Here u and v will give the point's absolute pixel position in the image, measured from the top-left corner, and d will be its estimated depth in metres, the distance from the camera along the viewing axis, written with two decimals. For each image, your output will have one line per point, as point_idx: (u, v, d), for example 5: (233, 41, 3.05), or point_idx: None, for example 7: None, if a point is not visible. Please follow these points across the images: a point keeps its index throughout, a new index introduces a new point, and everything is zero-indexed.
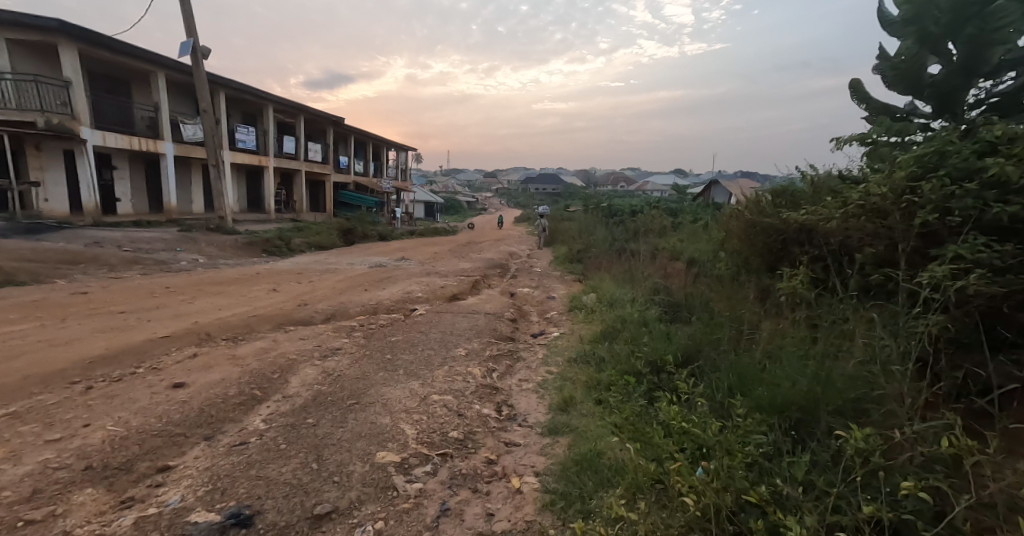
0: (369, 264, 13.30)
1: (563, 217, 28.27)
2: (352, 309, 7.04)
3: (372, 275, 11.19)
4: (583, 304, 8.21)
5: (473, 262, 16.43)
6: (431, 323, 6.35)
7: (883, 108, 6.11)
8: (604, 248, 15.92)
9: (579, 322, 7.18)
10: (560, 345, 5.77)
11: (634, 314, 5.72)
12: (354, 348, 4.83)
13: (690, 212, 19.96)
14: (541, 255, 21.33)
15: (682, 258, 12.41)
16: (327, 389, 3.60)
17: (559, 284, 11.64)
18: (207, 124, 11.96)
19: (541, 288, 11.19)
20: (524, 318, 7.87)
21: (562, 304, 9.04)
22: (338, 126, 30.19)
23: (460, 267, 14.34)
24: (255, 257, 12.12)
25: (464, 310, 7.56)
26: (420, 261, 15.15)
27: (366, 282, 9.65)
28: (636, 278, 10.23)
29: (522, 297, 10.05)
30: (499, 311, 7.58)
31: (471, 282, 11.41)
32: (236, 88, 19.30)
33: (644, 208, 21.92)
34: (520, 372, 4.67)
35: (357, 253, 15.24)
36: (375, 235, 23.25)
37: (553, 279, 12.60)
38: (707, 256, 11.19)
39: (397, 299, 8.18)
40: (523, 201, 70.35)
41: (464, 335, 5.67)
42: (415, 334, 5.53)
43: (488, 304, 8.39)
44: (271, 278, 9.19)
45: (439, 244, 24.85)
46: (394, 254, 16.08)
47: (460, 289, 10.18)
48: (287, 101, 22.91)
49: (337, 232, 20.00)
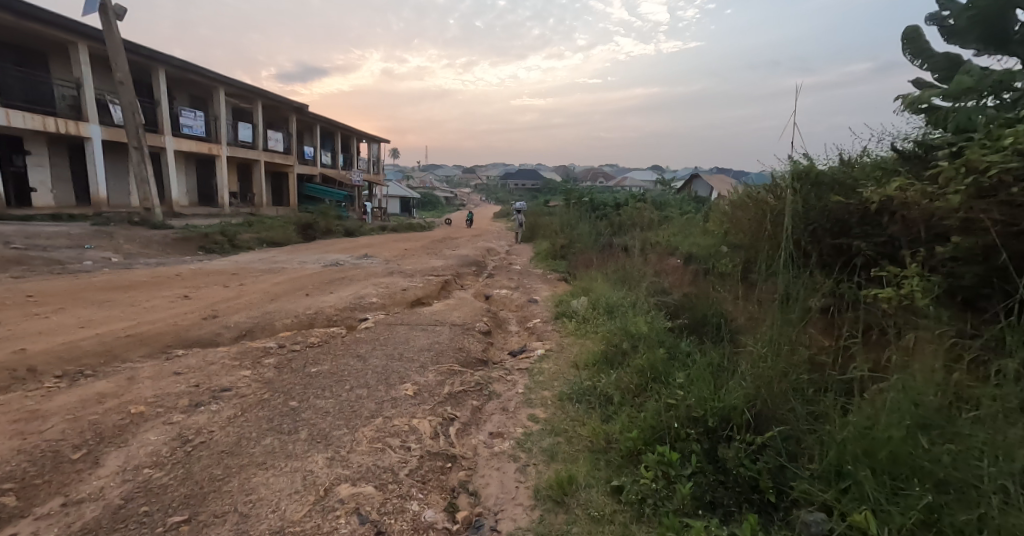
0: (325, 263, 11.69)
1: (544, 212, 26.88)
2: (281, 321, 5.55)
3: (324, 275, 9.64)
4: (571, 309, 6.88)
5: (446, 260, 14.95)
6: (378, 339, 4.92)
7: (950, 64, 4.77)
8: (590, 243, 14.58)
9: (569, 334, 5.82)
10: (549, 370, 4.40)
11: (640, 327, 4.39)
12: (253, 385, 3.38)
13: (678, 205, 18.82)
14: (521, 252, 19.93)
15: (678, 254, 11.17)
16: (161, 480, 2.16)
17: (541, 285, 10.26)
18: (127, 98, 10.29)
19: (521, 289, 9.80)
20: (500, 329, 6.48)
21: (547, 308, 7.70)
22: (302, 114, 28.38)
23: (430, 266, 12.86)
24: (188, 257, 10.44)
25: (425, 318, 6.12)
26: (386, 258, 13.61)
27: (313, 285, 8.12)
28: (632, 277, 8.93)
29: (498, 301, 8.64)
30: (469, 320, 6.17)
31: (440, 283, 9.97)
32: (179, 66, 17.68)
33: (629, 201, 20.62)
34: (494, 420, 3.28)
35: (313, 250, 13.58)
36: (340, 230, 21.56)
37: (535, 279, 11.21)
38: (709, 252, 9.97)
39: (344, 307, 6.69)
40: (503, 196, 68.76)
41: (418, 357, 4.26)
42: (350, 358, 4.10)
43: (456, 310, 6.97)
44: (195, 281, 7.61)
45: (411, 240, 23.25)
46: (357, 251, 14.46)
47: (428, 291, 8.73)
48: (238, 84, 21.29)
49: (295, 228, 18.22)
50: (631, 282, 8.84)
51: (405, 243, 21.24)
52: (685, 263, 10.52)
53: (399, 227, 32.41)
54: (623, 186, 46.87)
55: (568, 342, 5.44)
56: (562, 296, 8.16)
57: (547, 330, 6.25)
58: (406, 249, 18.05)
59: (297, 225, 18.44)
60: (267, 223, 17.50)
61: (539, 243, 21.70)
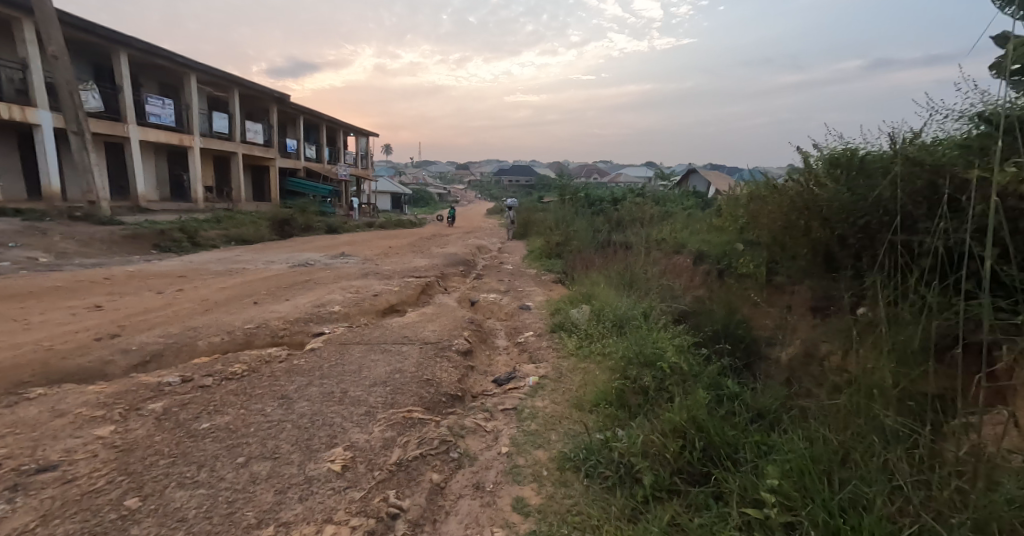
0: (294, 263, 10.54)
1: (537, 207, 25.88)
2: (205, 339, 4.42)
3: (287, 277, 8.52)
4: (569, 319, 5.80)
5: (430, 258, 13.90)
6: (320, 366, 3.78)
7: None
8: (587, 241, 13.50)
9: (567, 352, 4.77)
10: (546, 412, 3.33)
11: (666, 360, 3.35)
12: (96, 456, 2.26)
13: (677, 200, 17.88)
14: (512, 250, 18.89)
15: (685, 252, 10.18)
16: None
17: (534, 287, 9.17)
18: (63, 76, 9.05)
19: (512, 292, 8.72)
20: (483, 346, 5.38)
21: (541, 316, 6.64)
22: (283, 105, 27.61)
23: (412, 265, 11.80)
24: (135, 256, 9.26)
25: (391, 334, 5.00)
26: (365, 257, 12.54)
27: (268, 290, 7.00)
28: (640, 280, 7.82)
29: (483, 307, 7.59)
30: (446, 336, 5.06)
31: (419, 285, 8.85)
32: (143, 49, 16.92)
33: (627, 196, 19.56)
34: (462, 509, 2.23)
35: (285, 248, 12.47)
36: (321, 228, 20.46)
37: (527, 280, 10.14)
38: (723, 250, 8.98)
39: (296, 319, 5.59)
40: (497, 193, 67.71)
41: (364, 399, 3.15)
42: (269, 401, 2.98)
43: (432, 321, 5.85)
44: (124, 285, 6.46)
45: (397, 238, 22.24)
46: (334, 250, 13.36)
47: (404, 297, 7.60)
48: (211, 70, 20.58)
49: (270, 225, 17.05)
50: (640, 285, 7.73)
51: (391, 240, 20.18)
52: (697, 264, 9.45)
53: (387, 223, 31.20)
54: (618, 181, 45.85)
55: (569, 368, 4.34)
56: (560, 302, 7.07)
57: (543, 347, 5.15)
58: (390, 247, 16.92)
59: (272, 221, 17.25)
60: (239, 219, 16.33)
61: (532, 240, 20.62)
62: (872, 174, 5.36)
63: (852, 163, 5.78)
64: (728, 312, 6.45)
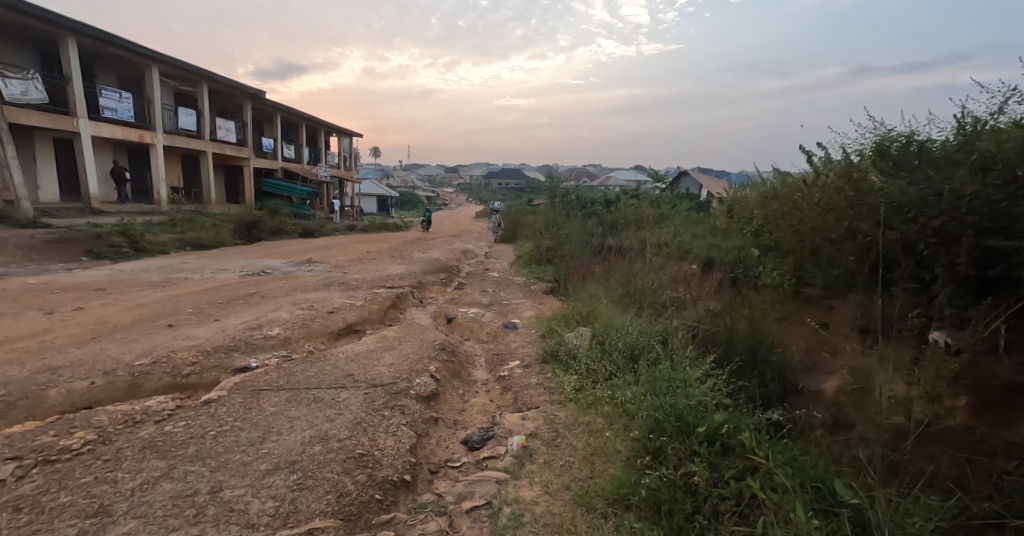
0: (250, 273, 9.32)
1: (525, 210, 24.79)
2: (64, 387, 3.24)
3: (232, 288, 7.33)
4: (563, 345, 4.64)
5: (408, 265, 12.76)
6: (202, 438, 2.58)
7: None
8: (581, 245, 12.37)
9: (566, 396, 3.62)
10: (537, 518, 2.24)
11: (729, 443, 2.34)
12: None
13: (673, 202, 16.92)
14: (499, 254, 17.79)
15: (692, 258, 9.12)
16: None
17: (523, 299, 8.03)
18: None
19: (498, 304, 7.56)
20: (455, 385, 4.21)
21: (532, 338, 5.48)
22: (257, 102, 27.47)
23: (386, 273, 10.65)
24: (59, 266, 8.03)
25: (332, 371, 3.80)
26: (334, 265, 11.37)
27: (197, 306, 5.78)
28: (645, 288, 6.67)
29: (460, 325, 6.45)
30: (405, 373, 3.87)
31: (390, 298, 7.64)
32: (94, 36, 16.53)
33: (621, 198, 18.50)
34: None
35: (243, 256, 11.32)
36: (295, 231, 19.21)
37: (514, 290, 9.02)
38: (737, 255, 7.89)
39: (217, 347, 4.41)
40: (485, 196, 66.74)
41: (242, 510, 2.07)
42: (60, 529, 1.94)
43: (396, 349, 4.65)
44: (12, 303, 5.26)
45: (377, 242, 21.02)
46: (300, 257, 12.19)
47: (367, 313, 6.41)
48: (173, 62, 20.50)
49: (235, 229, 15.78)
50: (646, 295, 6.58)
51: (369, 245, 18.99)
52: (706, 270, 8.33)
53: (369, 226, 29.88)
54: (609, 184, 44.83)
55: (568, 422, 3.21)
56: (552, 319, 5.96)
57: (533, 385, 3.99)
58: (367, 253, 15.68)
59: (238, 224, 15.98)
60: (200, 222, 15.05)
61: (521, 244, 19.48)
62: (945, 164, 4.24)
63: (913, 153, 4.67)
64: (754, 330, 5.35)
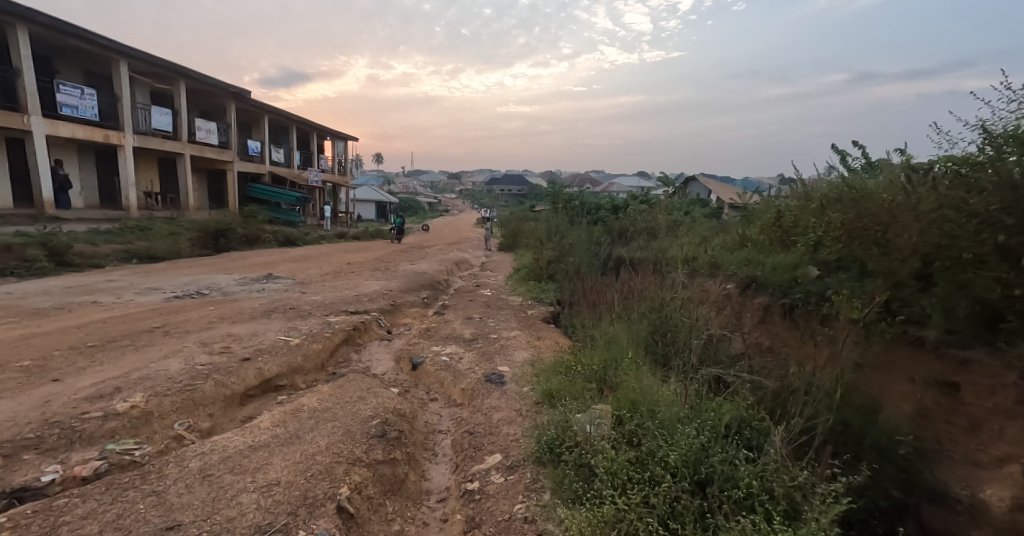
0: (183, 294, 7.73)
1: (525, 216, 23.22)
2: None
3: (135, 316, 5.70)
4: (569, 431, 2.95)
5: (387, 280, 11.16)
6: None
7: None
8: (587, 258, 10.64)
9: None
10: None
11: None
12: None
13: (687, 208, 15.34)
14: (494, 265, 16.21)
15: (724, 275, 7.45)
16: None
17: (516, 330, 6.31)
18: None
19: (483, 339, 5.85)
20: (385, 515, 2.52)
21: (523, 406, 3.78)
22: (242, 101, 26.35)
23: (356, 292, 9.05)
24: None
25: (148, 517, 2.11)
26: (297, 281, 9.78)
27: (46, 351, 4.11)
28: (679, 319, 4.98)
29: (424, 374, 4.80)
30: (283, 517, 2.18)
31: (344, 331, 5.92)
32: (49, 24, 15.61)
33: (629, 204, 16.80)
34: None
35: (190, 273, 9.75)
36: (272, 240, 17.67)
37: (505, 315, 7.39)
38: (789, 274, 6.20)
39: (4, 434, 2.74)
40: (485, 202, 65.40)
41: None
42: None
43: (304, 438, 2.91)
44: None
45: (364, 251, 19.48)
46: (259, 272, 10.59)
47: (299, 359, 4.70)
48: (144, 56, 19.68)
49: (201, 239, 14.27)
50: (681, 330, 4.89)
51: (353, 255, 17.42)
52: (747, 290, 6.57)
53: (361, 233, 28.23)
54: (612, 189, 43.26)
55: None
56: (555, 370, 4.28)
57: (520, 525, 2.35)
58: (346, 266, 14.06)
59: (203, 233, 14.47)
60: (156, 230, 13.49)
61: (519, 254, 17.86)
62: None
63: None
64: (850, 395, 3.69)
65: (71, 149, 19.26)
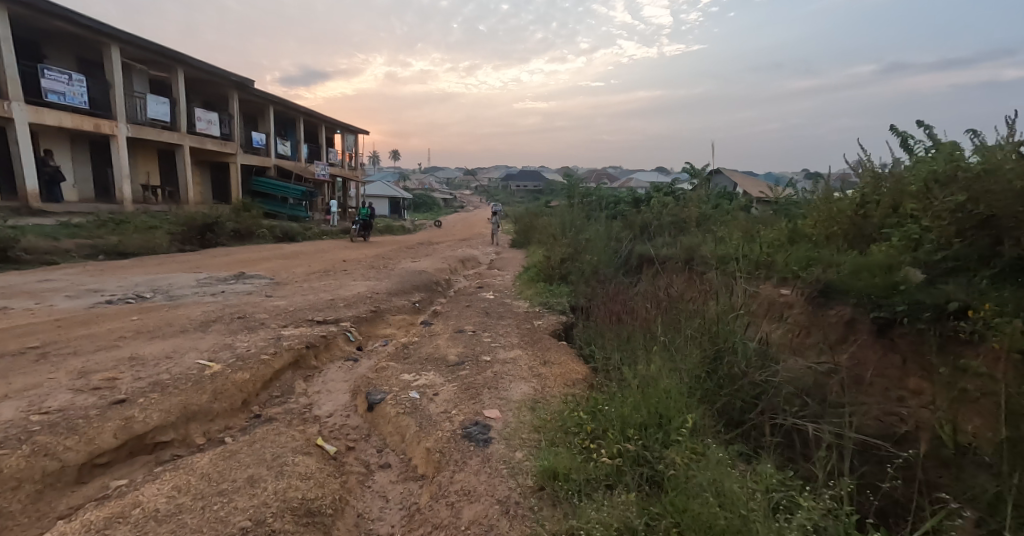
0: (124, 297, 6.52)
1: (539, 210, 21.85)
2: None
3: (22, 328, 4.46)
4: None
5: (379, 280, 9.89)
6: None
7: None
8: (606, 256, 9.19)
9: None
10: None
11: None
12: None
13: (717, 200, 13.82)
14: (503, 262, 14.88)
15: (778, 277, 5.98)
16: None
17: (517, 350, 4.88)
18: None
19: (472, 365, 4.44)
20: None
21: (511, 491, 2.40)
22: (245, 92, 25.44)
23: (335, 294, 7.79)
24: None
25: None
26: (272, 282, 8.56)
27: None
28: (739, 343, 3.53)
29: (379, 416, 3.46)
30: None
31: (290, 350, 4.54)
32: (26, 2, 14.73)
33: (652, 196, 15.24)
34: None
35: (152, 272, 8.60)
36: (267, 234, 16.58)
37: (506, 325, 6.04)
38: (875, 275, 4.62)
39: None
40: (500, 198, 64.11)
41: None
42: None
43: None
44: None
45: (366, 246, 18.30)
46: (233, 270, 9.40)
47: (205, 398, 3.30)
48: (137, 41, 18.77)
49: (183, 233, 13.13)
50: (744, 361, 3.46)
51: (352, 251, 16.24)
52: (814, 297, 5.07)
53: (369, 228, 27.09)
54: (632, 184, 41.58)
55: None
56: (563, 424, 2.92)
57: None
58: (339, 263, 12.83)
59: (187, 226, 13.40)
60: (134, 223, 12.44)
61: (531, 250, 16.49)
62: None
63: None
64: None
65: (63, 140, 18.53)
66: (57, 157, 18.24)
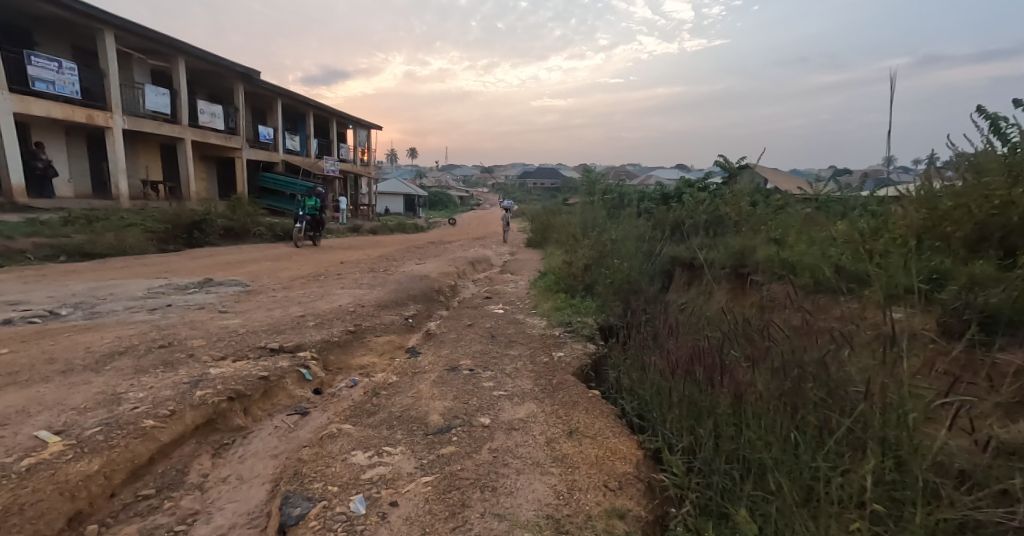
0: (41, 310, 5.25)
1: (557, 207, 20.33)
2: None
3: None
4: None
5: (372, 287, 8.55)
6: None
7: None
8: (639, 262, 7.34)
9: None
10: None
11: None
12: None
13: (761, 194, 12.15)
14: (517, 265, 13.48)
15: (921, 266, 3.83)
16: None
17: (529, 408, 3.40)
18: None
19: (461, 435, 2.98)
20: None
21: None
22: (251, 83, 24.35)
23: (311, 308, 6.45)
24: None
25: None
26: (242, 292, 7.28)
27: None
28: (869, 401, 1.97)
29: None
30: None
31: (200, 408, 3.11)
32: None
33: (684, 191, 13.64)
34: None
35: (105, 279, 7.38)
36: (264, 233, 15.43)
37: (515, 358, 4.59)
38: None
39: None
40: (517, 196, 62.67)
41: None
42: None
43: None
44: None
45: (373, 246, 17.08)
46: (203, 277, 8.14)
47: None
48: (133, 27, 17.66)
49: (167, 232, 12.00)
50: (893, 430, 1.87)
51: (355, 251, 15.00)
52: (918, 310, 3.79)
53: (379, 226, 25.89)
54: (655, 181, 39.93)
55: None
56: None
57: None
58: (335, 265, 11.57)
59: (172, 225, 12.27)
60: (112, 221, 11.33)
61: (549, 252, 15.06)
62: None
63: None
64: None
65: (57, 133, 17.59)
66: (50, 151, 17.34)
